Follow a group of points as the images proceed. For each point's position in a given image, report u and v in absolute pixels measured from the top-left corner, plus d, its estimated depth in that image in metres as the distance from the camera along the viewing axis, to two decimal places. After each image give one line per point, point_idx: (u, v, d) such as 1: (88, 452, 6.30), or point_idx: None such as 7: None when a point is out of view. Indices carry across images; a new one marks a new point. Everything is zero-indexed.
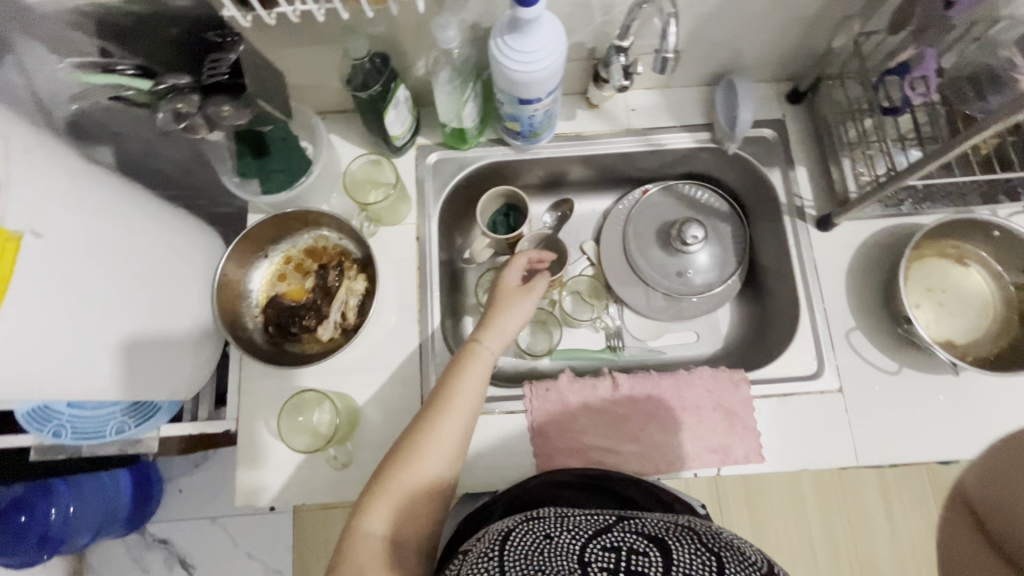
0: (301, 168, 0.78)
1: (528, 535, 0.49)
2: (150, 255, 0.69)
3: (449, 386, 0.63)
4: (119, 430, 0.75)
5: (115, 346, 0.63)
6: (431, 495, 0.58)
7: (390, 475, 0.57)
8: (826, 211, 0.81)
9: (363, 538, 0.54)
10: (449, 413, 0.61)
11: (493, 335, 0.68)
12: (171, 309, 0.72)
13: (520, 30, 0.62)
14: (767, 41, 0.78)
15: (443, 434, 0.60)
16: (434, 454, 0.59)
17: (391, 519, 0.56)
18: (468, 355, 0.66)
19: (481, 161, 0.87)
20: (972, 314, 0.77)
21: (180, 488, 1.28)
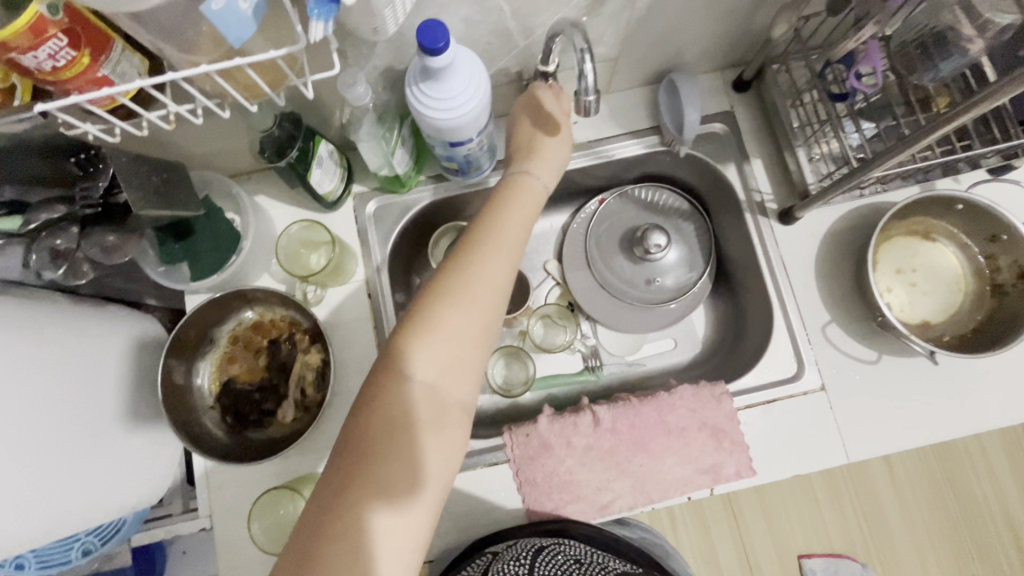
0: (231, 244, 0.72)
1: (562, 557, 0.63)
2: (82, 383, 0.61)
3: (489, 232, 0.61)
4: (84, 553, 0.69)
5: (63, 502, 0.56)
6: (477, 340, 0.56)
7: (433, 314, 0.54)
8: (788, 204, 0.78)
9: (404, 377, 0.52)
10: (491, 259, 0.59)
11: (543, 168, 0.68)
12: (113, 432, 0.65)
13: (434, 77, 0.56)
14: (703, 34, 0.73)
15: (486, 277, 0.57)
16: (479, 296, 0.56)
17: (432, 359, 0.53)
18: (505, 203, 0.64)
19: (424, 201, 0.82)
20: (944, 290, 0.75)
21: None
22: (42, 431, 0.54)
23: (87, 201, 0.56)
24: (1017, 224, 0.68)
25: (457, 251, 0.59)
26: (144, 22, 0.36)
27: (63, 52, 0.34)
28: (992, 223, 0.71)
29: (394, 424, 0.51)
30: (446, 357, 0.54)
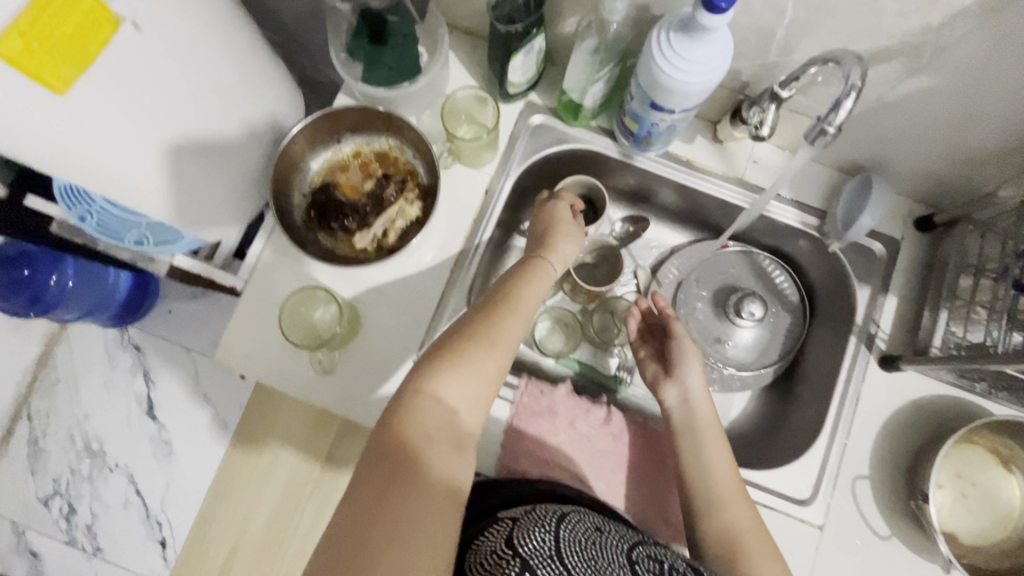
0: (407, 73, 0.75)
1: (584, 522, 0.54)
2: (228, 93, 0.63)
3: (516, 291, 0.62)
4: (139, 241, 0.77)
5: (153, 164, 0.59)
6: (490, 383, 0.55)
7: (458, 352, 0.54)
8: (896, 352, 0.75)
9: (427, 401, 0.51)
10: (521, 310, 0.60)
11: (558, 259, 0.70)
12: (216, 148, 0.65)
13: (691, 33, 0.56)
14: (928, 155, 0.70)
15: (510, 327, 0.58)
16: (501, 346, 0.57)
17: (452, 385, 0.52)
18: (533, 269, 0.66)
19: (582, 144, 0.82)
20: (991, 520, 0.71)
21: (170, 310, 1.29)
22: (186, 100, 0.57)
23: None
24: None
25: (494, 297, 0.61)
26: None
27: None
28: None
29: (421, 445, 0.48)
30: (465, 388, 0.53)
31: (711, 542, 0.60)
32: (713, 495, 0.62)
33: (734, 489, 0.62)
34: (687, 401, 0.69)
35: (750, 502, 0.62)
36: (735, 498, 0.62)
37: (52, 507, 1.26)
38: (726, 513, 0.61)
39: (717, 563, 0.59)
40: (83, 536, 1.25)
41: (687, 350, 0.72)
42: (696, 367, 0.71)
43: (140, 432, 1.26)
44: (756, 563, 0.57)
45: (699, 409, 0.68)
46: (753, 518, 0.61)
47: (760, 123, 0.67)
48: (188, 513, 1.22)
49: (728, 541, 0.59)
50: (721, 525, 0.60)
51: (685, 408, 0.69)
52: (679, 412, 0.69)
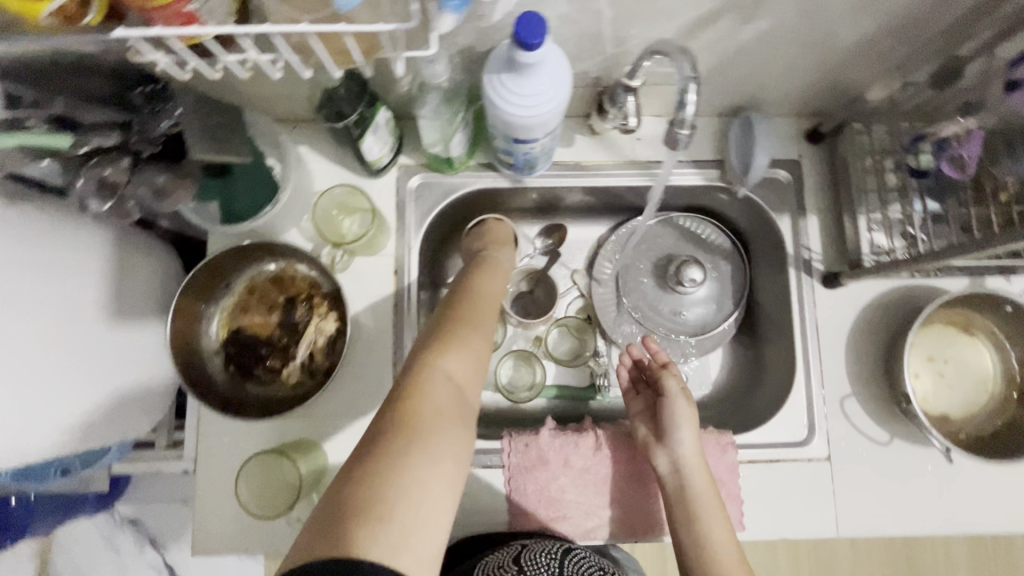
0: (265, 194, 0.70)
1: (588, 564, 0.67)
2: (51, 295, 0.58)
3: (478, 280, 0.66)
4: (64, 470, 0.69)
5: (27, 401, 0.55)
6: (480, 365, 0.56)
7: (453, 335, 0.55)
8: (835, 268, 0.76)
9: (431, 375, 0.50)
10: (492, 300, 0.63)
11: (506, 249, 0.74)
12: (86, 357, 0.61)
13: (518, 72, 0.54)
14: (791, 78, 0.70)
15: (490, 317, 0.61)
16: (483, 333, 0.58)
17: (456, 364, 0.52)
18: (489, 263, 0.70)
19: (468, 187, 0.79)
20: (971, 388, 0.74)
21: None
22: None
23: (149, 137, 0.51)
24: None
25: (465, 293, 0.63)
26: None
27: None
28: None
29: (430, 410, 0.48)
30: (461, 358, 0.53)
31: None
32: (717, 572, 0.61)
33: (735, 563, 0.61)
34: (678, 468, 0.67)
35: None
36: (739, 573, 0.61)
37: None
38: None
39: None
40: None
41: (682, 416, 0.68)
42: (691, 433, 0.67)
43: None
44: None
45: (693, 477, 0.66)
46: None
47: (624, 117, 0.67)
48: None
49: None
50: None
51: (677, 477, 0.67)
52: (672, 481, 0.67)
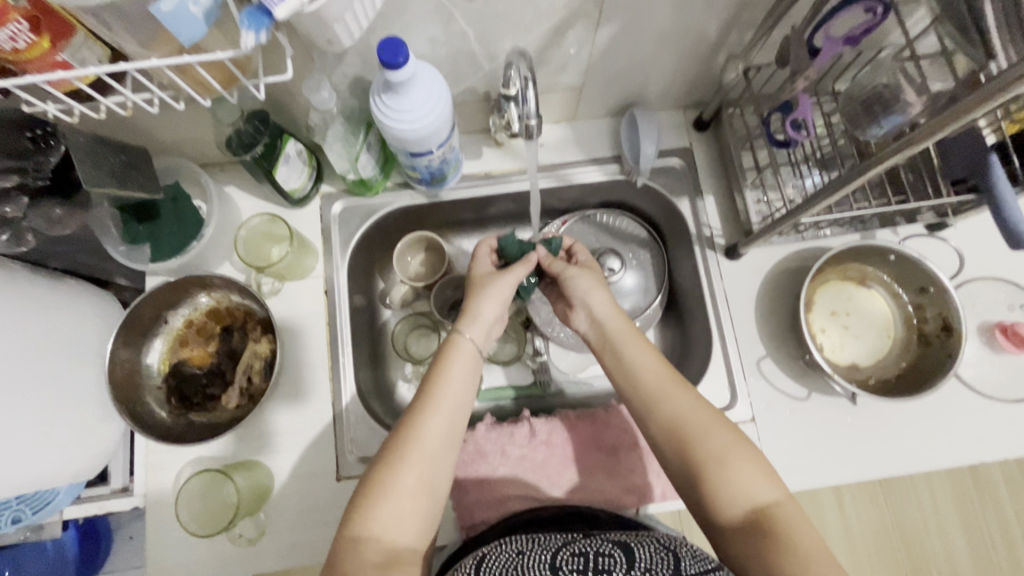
0: (191, 232, 0.75)
1: (502, 555, 0.55)
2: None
3: (436, 386, 0.61)
4: (14, 520, 0.70)
5: None
6: (421, 495, 0.56)
7: (380, 483, 0.55)
8: (734, 240, 0.82)
9: (358, 545, 0.52)
10: (438, 408, 0.59)
11: (471, 325, 0.67)
12: (32, 398, 0.65)
13: (395, 90, 0.60)
14: (662, 74, 0.77)
15: (430, 430, 0.58)
16: (421, 455, 0.57)
17: (383, 524, 0.53)
18: (450, 353, 0.64)
19: (389, 206, 0.85)
20: (875, 335, 0.78)
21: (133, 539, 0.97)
22: None
23: (39, 174, 0.55)
24: (942, 278, 0.72)
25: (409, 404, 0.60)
26: (110, 29, 0.40)
27: (23, 35, 0.37)
28: (921, 276, 0.75)
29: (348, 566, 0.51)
30: (395, 525, 0.54)
31: (660, 436, 0.61)
32: (649, 396, 0.63)
33: (664, 379, 0.63)
34: (595, 319, 0.71)
35: (688, 387, 0.62)
36: (667, 389, 0.62)
37: None
38: (665, 407, 0.61)
39: (675, 455, 0.60)
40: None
41: (578, 282, 0.73)
42: (593, 287, 0.72)
43: None
44: (704, 442, 0.58)
45: (609, 321, 0.69)
46: (692, 400, 0.61)
47: (508, 123, 0.72)
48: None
49: (674, 429, 0.60)
50: (668, 418, 0.61)
51: (597, 328, 0.71)
52: (593, 333, 0.71)
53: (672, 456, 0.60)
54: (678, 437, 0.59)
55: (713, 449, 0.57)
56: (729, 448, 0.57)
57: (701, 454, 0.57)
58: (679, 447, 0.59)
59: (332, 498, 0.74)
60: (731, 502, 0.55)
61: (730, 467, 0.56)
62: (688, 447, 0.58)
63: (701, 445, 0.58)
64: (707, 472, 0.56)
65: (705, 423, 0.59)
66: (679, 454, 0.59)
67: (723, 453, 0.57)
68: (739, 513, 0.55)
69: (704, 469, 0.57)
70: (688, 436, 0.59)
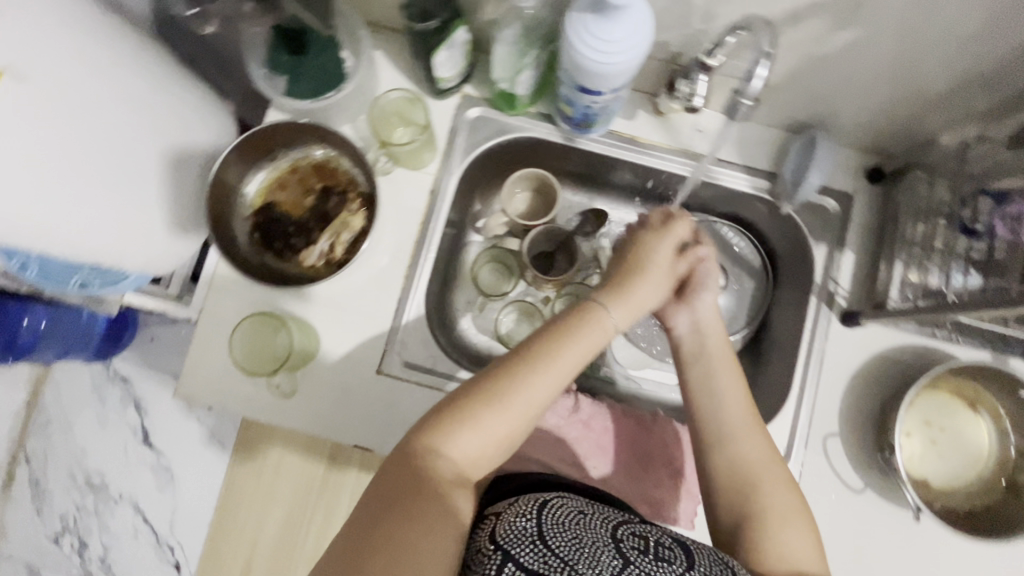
0: (330, 81, 0.72)
1: (566, 507, 0.55)
2: (139, 128, 0.62)
3: (560, 342, 0.58)
4: (83, 285, 0.74)
5: (94, 209, 0.59)
6: (506, 440, 0.54)
7: (475, 411, 0.53)
8: (857, 307, 0.75)
9: (435, 458, 0.51)
10: (554, 366, 0.56)
11: (622, 307, 0.63)
12: (149, 184, 0.66)
13: (604, 13, 0.55)
14: (868, 106, 0.69)
15: (542, 386, 0.55)
16: (525, 403, 0.55)
17: (464, 450, 0.52)
18: (585, 316, 0.61)
19: (522, 133, 0.80)
20: (960, 461, 0.72)
21: (152, 338, 1.33)
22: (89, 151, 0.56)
23: None
24: None
25: (526, 348, 0.58)
26: None
27: None
28: None
29: (422, 482, 0.49)
30: (472, 457, 0.53)
31: (720, 473, 0.59)
32: (726, 430, 0.60)
33: (745, 419, 0.60)
34: (698, 328, 0.67)
35: (764, 435, 0.60)
36: (747, 430, 0.60)
37: (65, 543, 1.40)
38: (739, 449, 0.59)
39: (729, 496, 0.58)
40: (99, 569, 1.39)
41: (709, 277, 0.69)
42: (713, 299, 0.68)
43: (191, 453, 1.36)
44: (771, 494, 0.57)
45: (712, 338, 0.66)
46: (766, 449, 0.59)
47: (689, 95, 0.66)
48: (199, 530, 1.35)
49: (741, 469, 0.58)
50: (736, 459, 0.59)
51: (696, 337, 0.66)
52: (690, 340, 0.66)
53: (726, 493, 0.58)
54: (741, 477, 0.58)
55: (777, 505, 0.56)
56: (791, 508, 0.56)
57: (763, 504, 0.56)
58: (739, 488, 0.58)
59: (366, 388, 0.74)
60: (777, 559, 0.54)
61: (788, 525, 0.55)
62: (750, 493, 0.57)
63: (766, 497, 0.57)
64: (764, 522, 0.55)
65: (766, 476, 0.58)
66: (735, 492, 0.58)
67: (787, 512, 0.56)
68: (781, 572, 0.53)
69: (761, 518, 0.56)
70: (753, 482, 0.57)
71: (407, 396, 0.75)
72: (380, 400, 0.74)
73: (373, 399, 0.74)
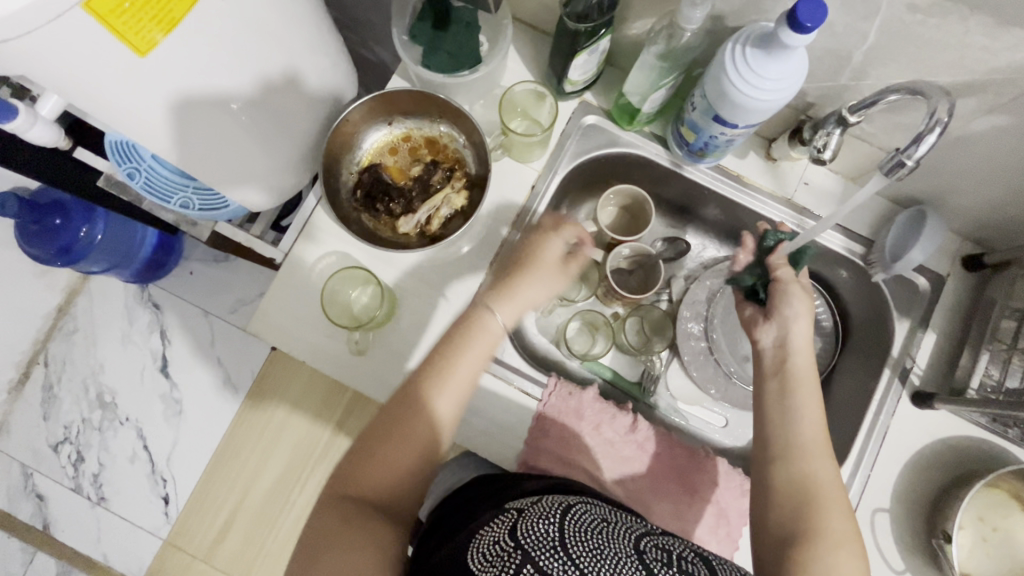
0: (468, 61, 0.73)
1: (587, 515, 0.54)
2: (299, 76, 0.63)
3: (444, 360, 0.60)
4: (183, 205, 0.78)
5: (228, 132, 0.60)
6: (412, 469, 0.57)
7: (375, 447, 0.56)
8: (930, 389, 0.75)
9: (337, 501, 0.54)
10: (444, 385, 0.59)
11: (507, 304, 0.64)
12: (286, 129, 0.67)
13: (768, 49, 0.56)
14: (988, 194, 0.69)
15: (433, 408, 0.58)
16: (421, 425, 0.57)
17: (368, 486, 0.55)
18: (471, 330, 0.62)
19: (631, 149, 0.81)
20: (1008, 564, 0.71)
21: (191, 272, 1.40)
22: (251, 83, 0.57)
23: None
24: None
25: (416, 375, 0.61)
26: None
27: None
28: None
29: (341, 517, 0.53)
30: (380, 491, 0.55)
31: (782, 486, 0.58)
32: (797, 447, 0.60)
33: (817, 441, 0.60)
34: (785, 345, 0.67)
35: (833, 460, 0.59)
36: (818, 453, 0.59)
37: (61, 453, 1.36)
38: (804, 467, 0.58)
39: (784, 510, 0.57)
40: (88, 485, 1.34)
41: (792, 294, 0.68)
42: (803, 313, 0.67)
43: (206, 391, 1.35)
44: (829, 517, 0.55)
45: (798, 356, 0.65)
46: (833, 475, 0.58)
47: (823, 146, 0.65)
48: (193, 469, 1.32)
49: (804, 488, 0.57)
50: (801, 477, 0.58)
51: (780, 353, 0.66)
52: (773, 355, 0.67)
53: (784, 507, 0.57)
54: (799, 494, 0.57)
55: (832, 528, 0.54)
56: (846, 537, 0.54)
57: (819, 526, 0.54)
58: (796, 503, 0.56)
59: None
60: None
61: (839, 552, 0.53)
62: (806, 512, 0.55)
63: (823, 521, 0.55)
64: (811, 541, 0.53)
65: (824, 498, 0.56)
66: (791, 507, 0.57)
67: (840, 539, 0.53)
68: None
69: (815, 536, 0.54)
70: (812, 499, 0.56)
71: (469, 379, 0.75)
72: None
73: None
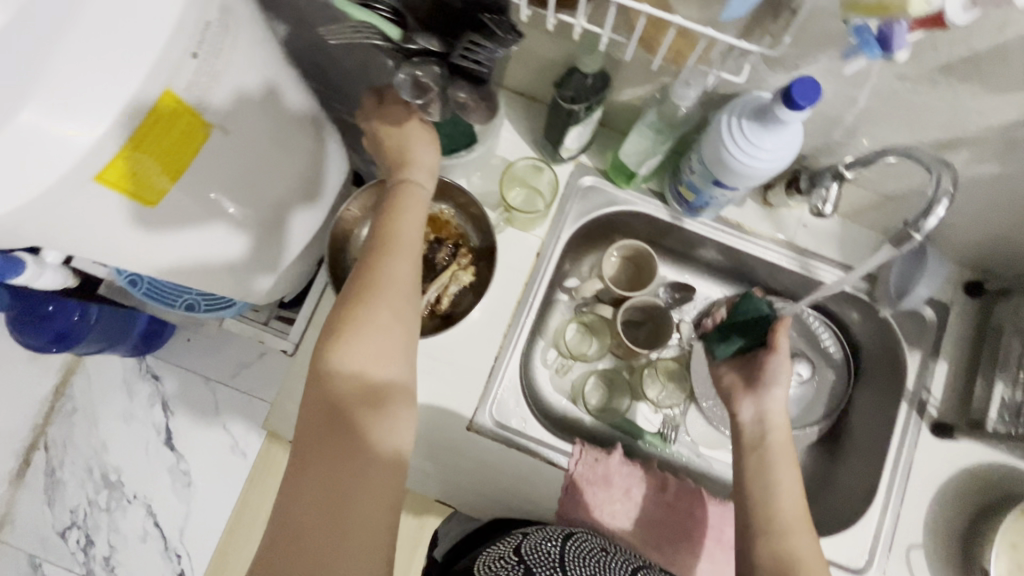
0: (464, 141, 0.74)
1: (589, 545, 0.62)
2: (302, 174, 0.64)
3: (386, 226, 0.57)
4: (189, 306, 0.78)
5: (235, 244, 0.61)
6: (400, 320, 0.53)
7: (342, 332, 0.51)
8: (948, 419, 0.76)
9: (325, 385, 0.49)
10: (397, 252, 0.56)
11: (417, 168, 0.61)
12: (291, 227, 0.67)
13: (763, 122, 0.57)
14: (986, 228, 0.71)
15: (394, 270, 0.54)
16: (391, 291, 0.54)
17: (360, 359, 0.50)
18: (393, 200, 0.59)
19: (630, 207, 0.82)
20: None
21: (187, 338, 1.27)
22: (253, 195, 0.58)
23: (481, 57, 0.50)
24: None
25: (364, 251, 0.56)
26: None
27: None
28: None
29: (325, 439, 0.47)
30: (358, 380, 0.50)
31: (763, 563, 0.58)
32: (778, 522, 0.59)
33: (798, 515, 0.60)
34: (763, 419, 0.67)
35: (813, 534, 0.59)
36: (798, 526, 0.59)
37: (69, 539, 1.24)
38: (793, 546, 0.58)
39: None
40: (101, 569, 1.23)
41: (781, 372, 0.69)
42: (786, 387, 0.68)
43: None
44: None
45: (775, 431, 0.66)
46: (816, 550, 0.58)
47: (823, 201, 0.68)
48: (206, 546, 1.21)
49: (785, 567, 0.57)
50: (783, 552, 0.57)
51: (760, 427, 0.67)
52: (752, 429, 0.67)
53: None
54: (779, 573, 0.57)
55: None
56: None
57: None
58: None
59: (455, 442, 0.74)
60: None
61: None
62: None
63: None
64: None
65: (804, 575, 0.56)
66: None
67: None
68: None
69: None
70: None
71: (494, 455, 0.75)
72: (466, 456, 0.74)
73: (459, 454, 0.74)
